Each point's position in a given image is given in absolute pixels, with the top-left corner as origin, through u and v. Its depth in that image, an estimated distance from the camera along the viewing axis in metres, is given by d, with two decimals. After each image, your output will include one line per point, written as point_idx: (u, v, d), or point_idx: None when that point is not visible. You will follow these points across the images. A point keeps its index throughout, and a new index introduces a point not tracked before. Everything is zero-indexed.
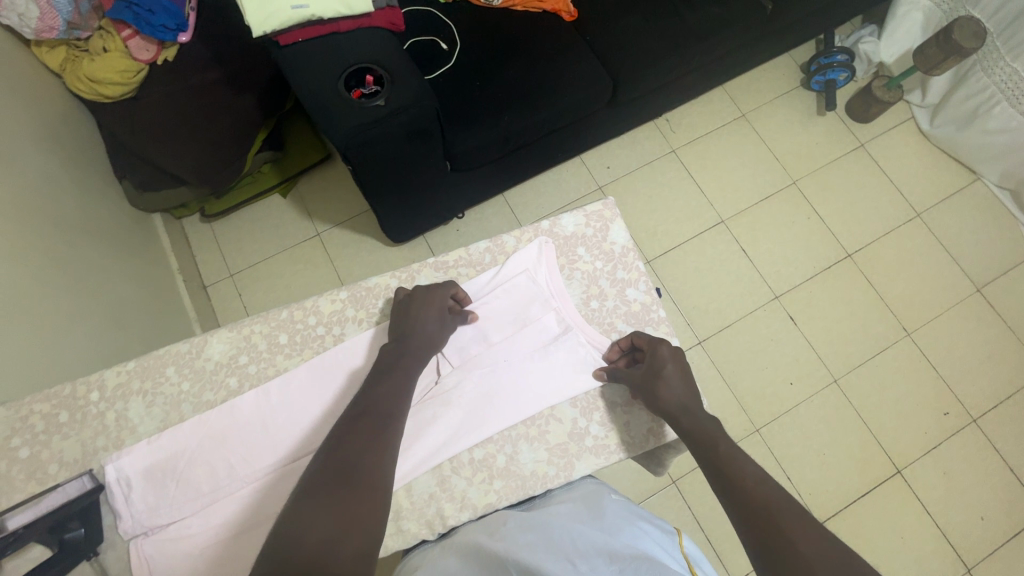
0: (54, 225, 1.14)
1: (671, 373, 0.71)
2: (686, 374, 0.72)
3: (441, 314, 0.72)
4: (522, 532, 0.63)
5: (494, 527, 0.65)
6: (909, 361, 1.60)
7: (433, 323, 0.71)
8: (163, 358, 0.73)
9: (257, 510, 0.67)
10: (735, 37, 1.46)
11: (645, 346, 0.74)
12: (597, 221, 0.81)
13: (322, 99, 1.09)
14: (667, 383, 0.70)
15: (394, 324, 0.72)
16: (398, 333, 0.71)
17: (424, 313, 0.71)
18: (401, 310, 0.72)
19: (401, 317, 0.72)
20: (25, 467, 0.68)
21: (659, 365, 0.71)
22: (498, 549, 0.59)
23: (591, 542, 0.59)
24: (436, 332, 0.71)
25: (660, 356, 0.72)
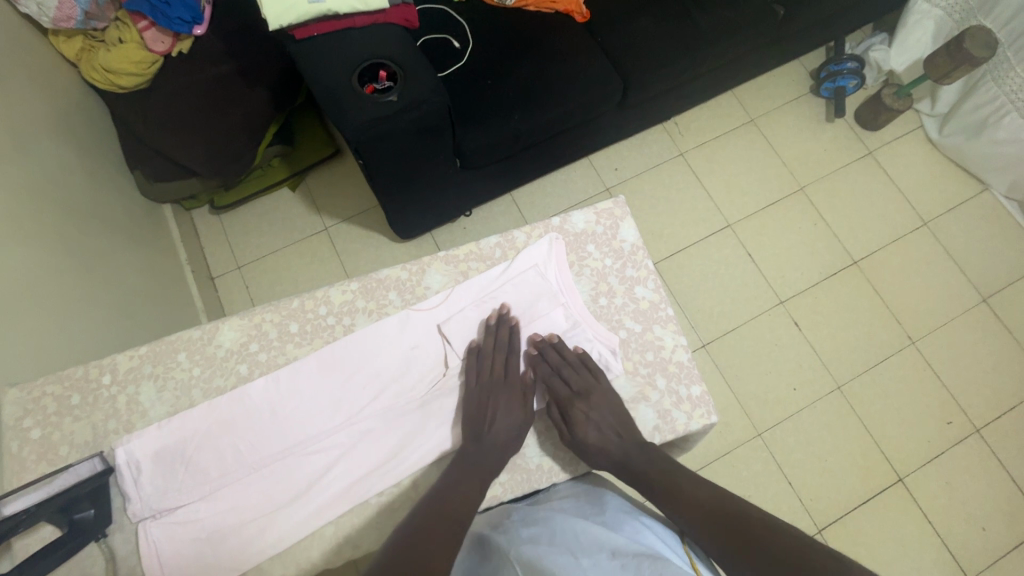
0: (66, 212, 1.15)
1: (595, 438, 0.69)
2: (610, 424, 0.70)
3: (520, 411, 0.70)
4: (527, 525, 0.63)
5: (497, 521, 0.66)
6: (914, 370, 1.60)
7: (508, 424, 0.69)
8: (175, 344, 0.73)
9: (266, 496, 0.68)
10: (746, 41, 1.47)
11: (567, 400, 0.71)
12: (607, 219, 0.81)
13: (335, 93, 1.10)
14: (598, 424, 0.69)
15: (468, 409, 0.70)
16: (473, 425, 0.69)
17: (501, 408, 0.70)
18: (481, 394, 0.70)
19: (479, 406, 0.70)
20: (36, 447, 0.69)
21: (581, 434, 0.69)
22: (501, 541, 0.61)
23: (594, 536, 0.60)
24: (512, 435, 0.69)
25: (581, 420, 0.70)
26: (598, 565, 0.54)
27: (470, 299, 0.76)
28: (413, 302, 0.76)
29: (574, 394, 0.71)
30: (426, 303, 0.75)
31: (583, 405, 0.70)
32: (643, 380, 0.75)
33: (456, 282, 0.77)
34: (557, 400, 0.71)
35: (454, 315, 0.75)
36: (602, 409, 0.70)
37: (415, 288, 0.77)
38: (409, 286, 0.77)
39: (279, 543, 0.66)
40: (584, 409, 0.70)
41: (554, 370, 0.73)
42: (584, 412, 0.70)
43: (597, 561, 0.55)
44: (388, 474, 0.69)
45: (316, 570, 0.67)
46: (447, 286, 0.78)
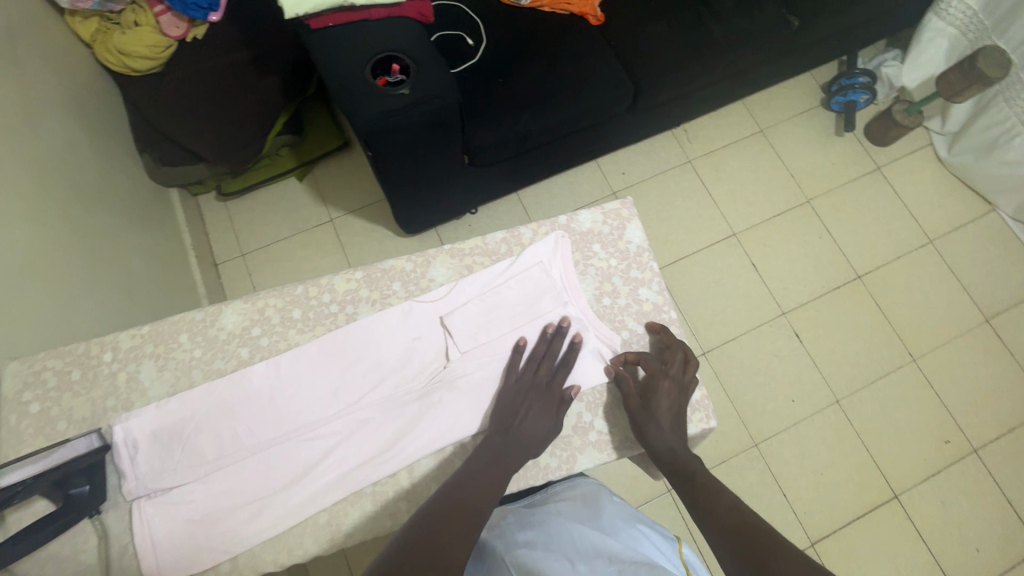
0: (74, 191, 1.16)
1: (666, 415, 0.69)
2: (678, 411, 0.70)
3: (552, 415, 0.70)
4: (524, 529, 0.66)
5: (496, 526, 0.69)
6: (913, 387, 1.59)
7: (536, 428, 0.68)
8: (177, 325, 0.73)
9: (262, 480, 0.68)
10: (759, 50, 1.46)
11: (650, 373, 0.71)
12: (614, 219, 0.80)
13: (348, 84, 1.10)
14: (661, 413, 0.69)
15: (502, 405, 0.70)
16: (503, 420, 0.68)
17: (534, 410, 0.69)
18: (517, 394, 0.70)
19: (513, 404, 0.69)
20: (34, 421, 0.69)
21: (656, 406, 0.69)
22: (499, 547, 0.64)
23: (591, 539, 0.61)
24: (542, 436, 0.68)
25: (661, 393, 0.70)
26: (595, 571, 0.55)
27: (474, 292, 0.75)
28: (417, 294, 0.76)
29: (669, 375, 0.71)
30: (429, 295, 0.75)
31: (670, 384, 0.70)
32: None
33: (462, 275, 0.76)
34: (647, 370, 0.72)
35: (458, 308, 0.74)
36: (677, 394, 0.70)
37: (420, 280, 0.76)
38: (413, 278, 0.76)
39: (271, 529, 0.66)
40: (663, 387, 0.70)
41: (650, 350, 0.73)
42: (668, 389, 0.70)
43: (591, 566, 0.56)
44: (387, 464, 0.68)
45: (308, 556, 0.67)
46: (452, 280, 0.77)
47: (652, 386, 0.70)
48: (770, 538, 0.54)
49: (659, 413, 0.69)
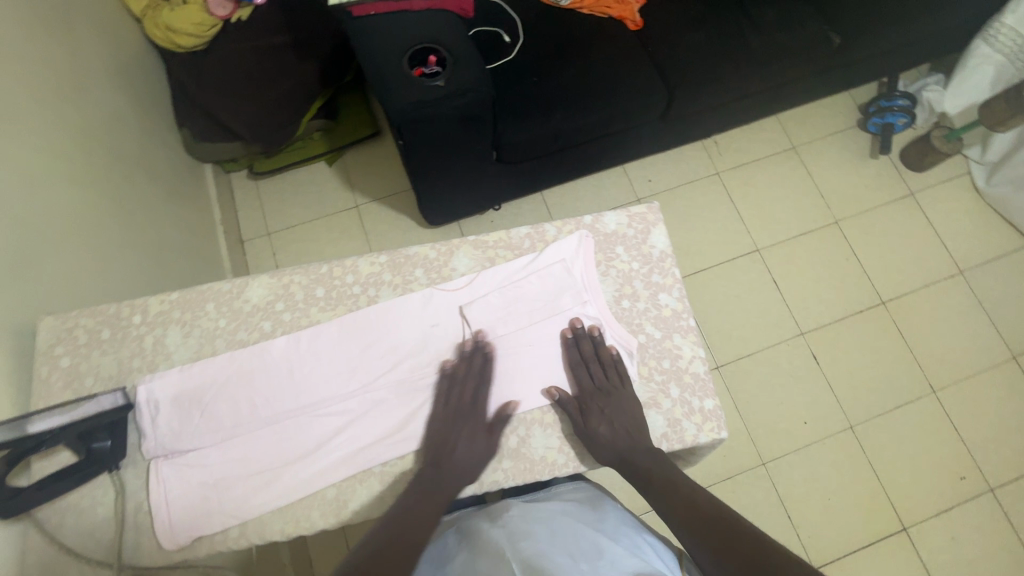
0: (116, 158, 1.19)
1: (609, 433, 0.68)
2: (623, 423, 0.68)
3: (482, 441, 0.68)
4: (525, 521, 0.66)
5: (492, 515, 0.70)
6: (931, 419, 1.56)
7: (468, 455, 0.67)
8: (205, 294, 0.75)
9: (276, 451, 0.69)
10: (797, 66, 1.45)
11: (588, 394, 0.70)
12: (639, 222, 0.80)
13: (385, 71, 1.11)
14: (609, 431, 0.68)
15: (432, 436, 0.68)
16: (435, 451, 0.67)
17: (464, 437, 0.67)
18: (445, 423, 0.68)
19: (443, 433, 0.68)
20: (64, 375, 0.71)
21: (597, 429, 0.68)
22: (497, 536, 0.64)
23: (598, 546, 0.62)
24: (473, 462, 0.67)
25: (598, 413, 0.69)
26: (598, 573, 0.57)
27: (495, 285, 0.76)
28: (438, 282, 0.77)
29: (602, 389, 0.70)
30: (451, 284, 0.76)
31: (603, 401, 0.69)
32: (657, 387, 0.73)
33: (484, 267, 0.77)
34: (580, 391, 0.70)
35: (478, 299, 0.75)
36: (617, 407, 0.69)
37: (442, 269, 0.77)
38: (436, 266, 0.77)
39: (281, 497, 0.67)
40: (602, 404, 0.69)
41: (578, 367, 0.72)
42: (601, 406, 0.69)
43: (596, 572, 0.58)
44: (397, 445, 0.69)
45: (314, 528, 0.68)
46: (474, 270, 0.77)
47: (586, 406, 0.69)
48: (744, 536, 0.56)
49: (602, 433, 0.68)
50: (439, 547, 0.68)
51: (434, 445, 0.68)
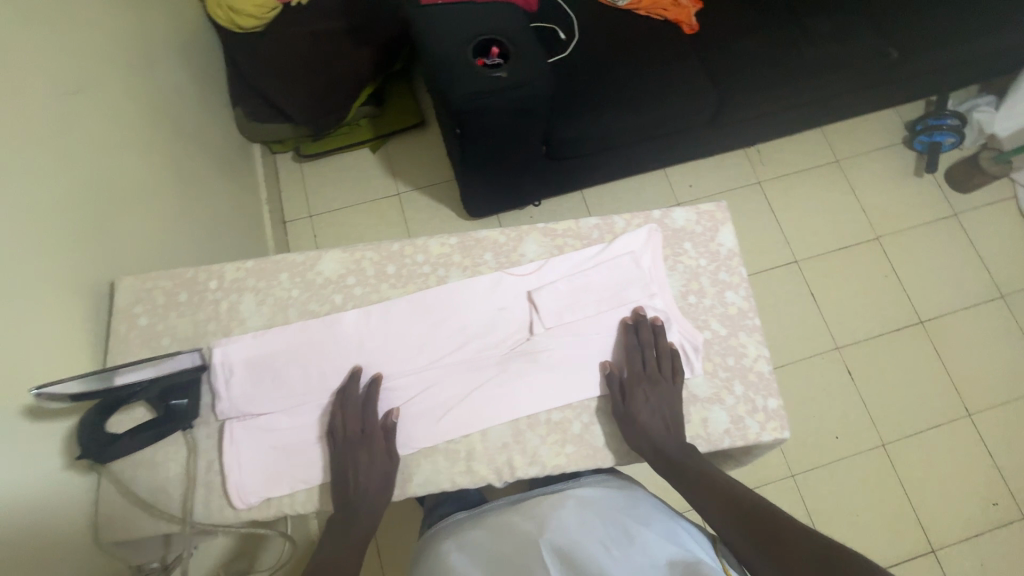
0: (180, 130, 1.22)
1: (649, 419, 0.68)
2: (664, 410, 0.68)
3: (384, 462, 0.67)
4: (557, 509, 0.71)
5: (520, 510, 0.73)
6: (965, 443, 1.54)
7: (377, 475, 0.66)
8: (279, 264, 0.77)
9: (344, 421, 0.71)
10: (853, 78, 1.44)
11: (634, 379, 0.70)
12: (708, 220, 0.80)
13: (449, 60, 1.13)
14: (651, 416, 0.68)
15: (334, 471, 0.67)
16: (342, 488, 0.66)
17: (364, 464, 0.66)
18: (342, 455, 0.67)
19: (342, 468, 0.67)
20: (141, 333, 0.73)
21: (638, 414, 0.68)
22: (528, 526, 0.68)
23: (627, 533, 0.65)
24: (382, 483, 0.66)
25: (642, 397, 0.69)
26: (629, 558, 0.61)
27: (563, 272, 0.76)
28: (507, 266, 0.78)
29: (645, 375, 0.70)
30: (520, 269, 0.77)
31: (647, 385, 0.69)
32: (721, 383, 0.73)
33: (553, 255, 0.78)
34: (625, 376, 0.70)
35: (546, 285, 0.75)
36: (660, 393, 0.69)
37: (511, 254, 0.78)
38: (505, 251, 0.78)
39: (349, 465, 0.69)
40: (647, 390, 0.69)
41: (620, 354, 0.72)
42: (644, 390, 0.69)
43: (627, 559, 0.61)
44: (462, 423, 0.70)
45: None
46: (542, 257, 0.78)
47: (629, 390, 0.69)
48: (781, 524, 0.56)
49: (644, 418, 0.68)
50: (465, 539, 0.72)
51: (337, 475, 0.67)
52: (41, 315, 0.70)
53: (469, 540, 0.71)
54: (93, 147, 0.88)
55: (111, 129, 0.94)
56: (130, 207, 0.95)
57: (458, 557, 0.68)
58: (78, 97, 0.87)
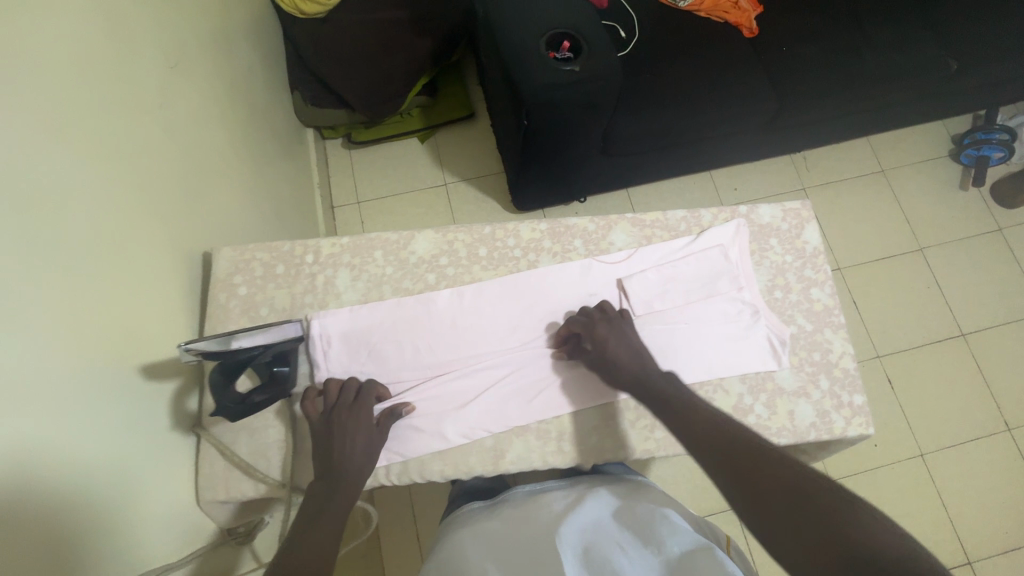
0: (252, 110, 1.24)
1: (621, 358, 0.68)
2: (634, 346, 0.69)
3: (370, 431, 0.66)
4: (570, 504, 0.75)
5: (539, 505, 0.77)
6: (1004, 458, 1.53)
7: (360, 445, 0.64)
8: (373, 242, 0.79)
9: (437, 395, 0.72)
10: (911, 87, 1.44)
11: (592, 326, 0.70)
12: (794, 217, 0.81)
13: (523, 52, 1.15)
14: (621, 353, 0.68)
15: (319, 444, 0.64)
16: (324, 461, 0.63)
17: (351, 431, 0.65)
18: (326, 428, 0.65)
19: (325, 435, 0.64)
20: (241, 302, 0.75)
21: (613, 357, 0.68)
22: (542, 519, 0.73)
23: (640, 531, 0.69)
24: (366, 449, 0.65)
25: (609, 339, 0.69)
26: (642, 557, 0.65)
27: (652, 262, 0.78)
28: (597, 254, 0.79)
29: (607, 319, 0.71)
30: (610, 257, 0.78)
31: (610, 328, 0.70)
32: (807, 377, 0.74)
33: (642, 245, 0.79)
34: (584, 325, 0.71)
35: (636, 273, 0.77)
36: (624, 333, 0.70)
37: (600, 242, 0.80)
38: (595, 238, 0.79)
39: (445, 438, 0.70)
40: (610, 331, 0.69)
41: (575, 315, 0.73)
42: (609, 331, 0.69)
43: (640, 559, 0.65)
44: (552, 402, 0.72)
45: (471, 473, 0.71)
46: (630, 247, 0.80)
47: (593, 333, 0.70)
48: (757, 454, 0.55)
49: (615, 357, 0.68)
50: (485, 528, 0.76)
51: (319, 441, 0.64)
52: (149, 281, 0.72)
53: (487, 527, 0.76)
54: (188, 120, 0.90)
55: (200, 104, 0.96)
56: (217, 181, 0.96)
57: (475, 545, 0.72)
58: (175, 71, 0.89)
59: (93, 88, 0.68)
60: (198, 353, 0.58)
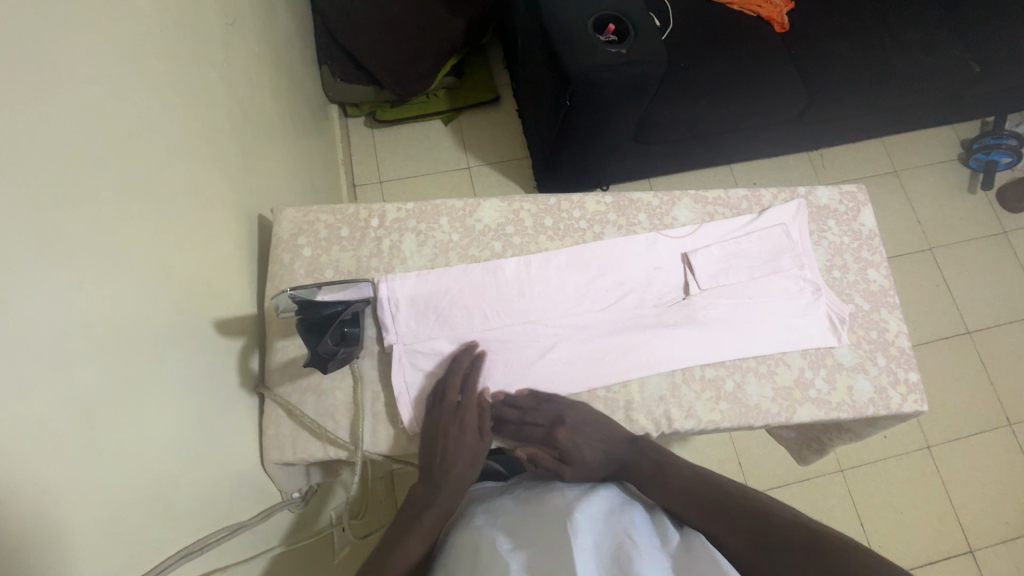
0: (291, 78, 1.22)
1: (590, 452, 0.69)
2: (596, 436, 0.70)
3: (473, 433, 0.70)
4: (575, 489, 0.67)
5: (549, 486, 0.70)
6: (1004, 451, 1.59)
7: (466, 448, 0.69)
8: (439, 208, 0.79)
9: (504, 360, 0.74)
10: (934, 88, 1.48)
11: (545, 431, 0.69)
12: (850, 201, 0.84)
13: (570, 31, 1.15)
14: (586, 444, 0.69)
15: (424, 443, 0.70)
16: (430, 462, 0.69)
17: (455, 434, 0.69)
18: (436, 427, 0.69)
19: (434, 436, 0.69)
20: (305, 263, 0.74)
21: (579, 458, 0.69)
22: (543, 503, 0.64)
23: (654, 535, 0.60)
24: (474, 460, 0.69)
25: (571, 445, 0.68)
26: (653, 557, 0.55)
27: (715, 238, 0.79)
28: (661, 228, 0.80)
29: (561, 418, 0.70)
30: (675, 231, 0.79)
31: (567, 432, 0.69)
32: (865, 354, 0.76)
33: (706, 220, 0.80)
34: (540, 432, 0.69)
35: (701, 248, 0.78)
36: (582, 424, 0.70)
37: (664, 217, 0.81)
38: (659, 213, 0.80)
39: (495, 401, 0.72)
40: (570, 430, 0.69)
41: (520, 418, 0.71)
42: (569, 438, 0.68)
43: (652, 557, 0.55)
44: (618, 372, 0.74)
45: None
46: (693, 222, 0.81)
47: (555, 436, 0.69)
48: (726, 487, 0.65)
49: (583, 450, 0.69)
50: (494, 503, 0.69)
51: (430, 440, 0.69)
52: (219, 238, 0.71)
53: (482, 508, 0.69)
54: (243, 80, 0.88)
55: (252, 67, 0.94)
56: (266, 146, 0.95)
57: (483, 517, 0.65)
58: (233, 29, 0.87)
59: (171, 36, 0.67)
60: (297, 298, 0.61)
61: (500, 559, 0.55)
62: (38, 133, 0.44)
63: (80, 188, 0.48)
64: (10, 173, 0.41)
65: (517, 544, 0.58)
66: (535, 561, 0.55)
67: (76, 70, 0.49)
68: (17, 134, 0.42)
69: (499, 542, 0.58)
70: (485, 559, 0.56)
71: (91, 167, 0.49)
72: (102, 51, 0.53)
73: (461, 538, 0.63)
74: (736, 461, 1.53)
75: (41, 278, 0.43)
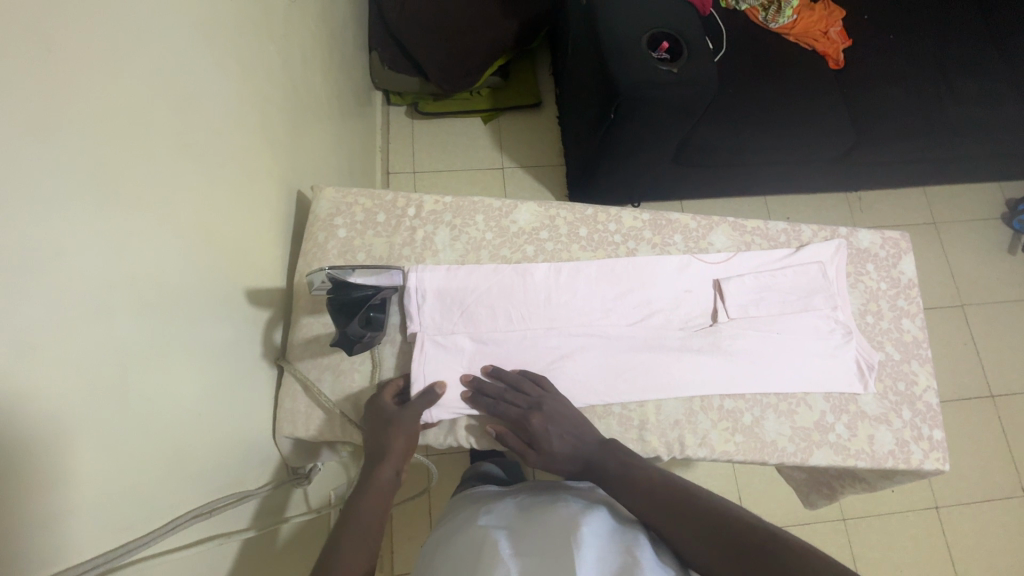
0: (342, 60, 1.23)
1: (561, 447, 0.69)
2: (571, 431, 0.69)
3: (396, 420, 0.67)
4: (581, 502, 0.67)
5: (553, 497, 0.70)
6: (1016, 522, 1.54)
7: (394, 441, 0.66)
8: (476, 205, 0.79)
9: (525, 362, 0.73)
10: (987, 143, 1.45)
11: (518, 421, 0.69)
12: (892, 246, 0.82)
13: (623, 45, 1.15)
14: (553, 438, 0.69)
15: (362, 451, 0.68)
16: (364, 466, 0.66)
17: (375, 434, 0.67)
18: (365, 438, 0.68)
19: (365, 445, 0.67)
20: (339, 244, 0.75)
21: (547, 445, 0.69)
22: (546, 512, 0.65)
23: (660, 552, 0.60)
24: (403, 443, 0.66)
25: (543, 435, 0.68)
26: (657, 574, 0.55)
27: (749, 268, 0.78)
28: (695, 252, 0.79)
29: (537, 407, 0.69)
30: (710, 256, 0.79)
31: (541, 418, 0.68)
32: (890, 405, 0.75)
33: (741, 249, 0.80)
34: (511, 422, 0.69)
35: (734, 276, 0.77)
36: (557, 417, 0.69)
37: (700, 240, 0.80)
38: (695, 236, 0.80)
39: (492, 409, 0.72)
40: (548, 422, 0.68)
41: (498, 397, 0.70)
42: (542, 427, 0.68)
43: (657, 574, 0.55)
44: (637, 390, 0.73)
45: None
46: (729, 249, 0.80)
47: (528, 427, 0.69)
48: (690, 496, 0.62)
49: (553, 444, 0.69)
50: (499, 510, 0.70)
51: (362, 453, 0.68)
52: (260, 209, 0.72)
53: (485, 513, 0.69)
54: (298, 57, 0.89)
55: (308, 45, 0.95)
56: (312, 124, 0.96)
57: (488, 521, 0.66)
58: (295, 7, 0.89)
59: (239, 9, 0.68)
60: (332, 278, 0.62)
61: (502, 563, 0.55)
62: (110, 89, 0.46)
63: (140, 147, 0.49)
64: (81, 125, 0.42)
65: (518, 550, 0.58)
66: (535, 567, 0.55)
67: (148, 30, 0.51)
68: (92, 87, 0.43)
69: (502, 547, 0.58)
70: (487, 560, 0.57)
71: (150, 125, 0.51)
72: (175, 15, 0.55)
73: (466, 540, 0.63)
74: (736, 495, 1.50)
75: (97, 230, 0.44)
